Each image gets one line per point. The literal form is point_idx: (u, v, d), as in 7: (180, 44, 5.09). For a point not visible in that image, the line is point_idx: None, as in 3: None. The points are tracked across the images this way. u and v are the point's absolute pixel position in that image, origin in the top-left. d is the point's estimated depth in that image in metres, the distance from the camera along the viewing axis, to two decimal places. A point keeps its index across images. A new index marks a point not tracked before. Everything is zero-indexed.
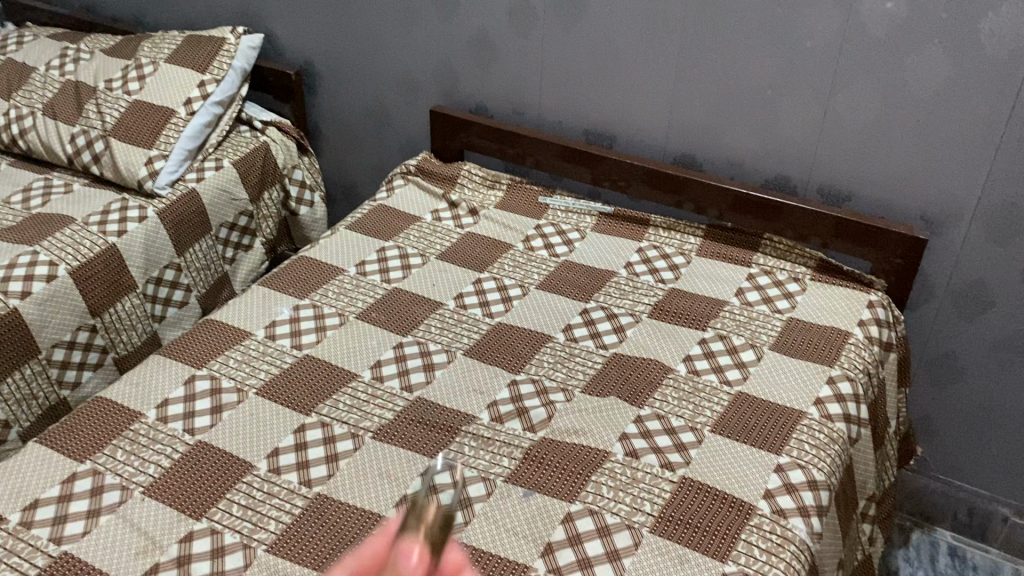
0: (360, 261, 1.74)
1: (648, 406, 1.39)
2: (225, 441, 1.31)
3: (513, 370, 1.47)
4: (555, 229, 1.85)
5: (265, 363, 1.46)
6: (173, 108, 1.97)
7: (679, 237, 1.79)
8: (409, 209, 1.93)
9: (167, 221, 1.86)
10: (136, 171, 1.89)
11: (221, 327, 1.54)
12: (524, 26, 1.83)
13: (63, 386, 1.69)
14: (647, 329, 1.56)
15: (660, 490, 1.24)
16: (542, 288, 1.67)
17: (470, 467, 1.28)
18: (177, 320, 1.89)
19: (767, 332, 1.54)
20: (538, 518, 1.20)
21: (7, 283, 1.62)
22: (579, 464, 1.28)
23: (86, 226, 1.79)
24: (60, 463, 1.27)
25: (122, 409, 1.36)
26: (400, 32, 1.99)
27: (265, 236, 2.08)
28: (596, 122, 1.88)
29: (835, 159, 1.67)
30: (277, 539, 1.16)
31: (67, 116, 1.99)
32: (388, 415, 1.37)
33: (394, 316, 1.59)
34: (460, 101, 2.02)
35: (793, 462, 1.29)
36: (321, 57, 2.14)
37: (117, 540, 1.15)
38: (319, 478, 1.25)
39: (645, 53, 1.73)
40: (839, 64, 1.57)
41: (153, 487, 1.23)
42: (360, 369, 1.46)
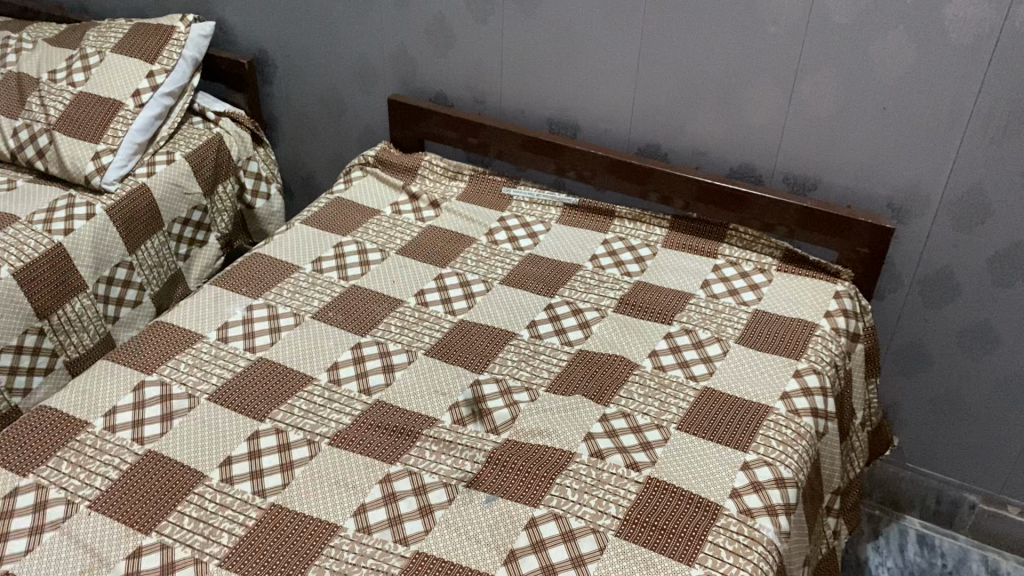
0: (317, 257, 1.69)
1: (613, 405, 1.36)
2: (176, 450, 1.26)
3: (477, 370, 1.43)
4: (519, 221, 1.81)
5: (218, 366, 1.41)
6: (121, 100, 1.89)
7: (645, 229, 1.76)
8: (368, 202, 1.88)
9: (116, 217, 1.79)
10: (82, 166, 1.82)
11: (172, 330, 1.49)
12: (482, 11, 1.78)
13: (12, 393, 1.64)
14: (612, 324, 1.53)
15: (625, 491, 1.21)
16: (506, 283, 1.63)
17: (431, 472, 1.25)
18: (130, 320, 1.83)
19: (733, 325, 1.52)
20: (502, 524, 1.17)
21: None
22: (542, 466, 1.25)
23: (30, 225, 1.72)
24: (2, 477, 1.21)
25: (67, 418, 1.31)
26: (356, 18, 1.93)
27: (220, 230, 2.01)
28: (558, 111, 1.84)
29: (801, 147, 1.64)
30: (230, 553, 1.12)
31: (9, 109, 1.91)
32: (346, 419, 1.33)
33: (352, 314, 1.54)
34: (420, 90, 1.96)
35: (759, 459, 1.27)
36: (275, 45, 2.08)
37: (61, 559, 1.11)
38: (273, 487, 1.21)
39: (607, 39, 1.69)
40: (803, 50, 1.54)
41: (99, 500, 1.18)
42: (317, 372, 1.41)
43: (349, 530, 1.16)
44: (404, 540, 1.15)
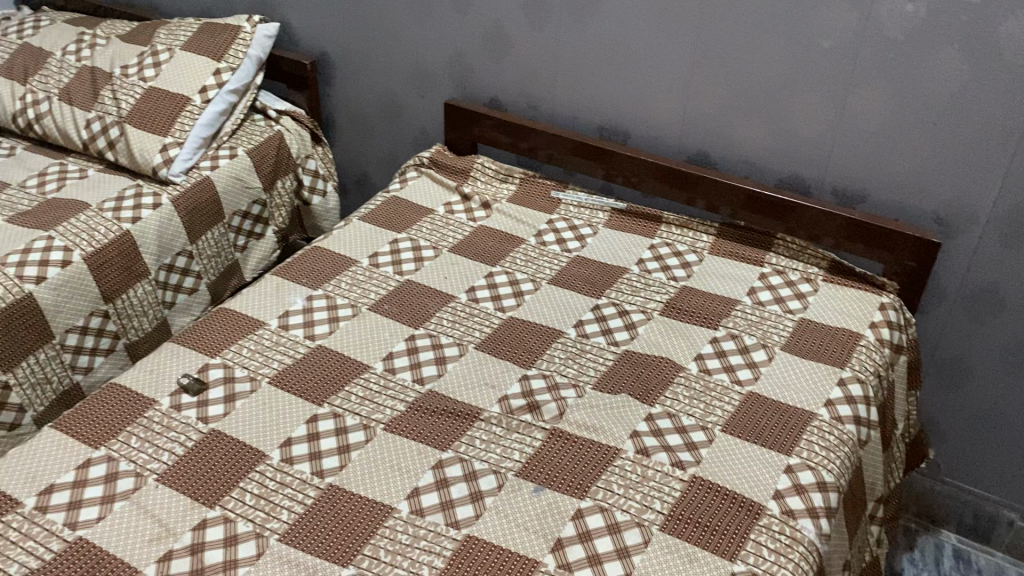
0: (373, 252, 1.74)
1: (659, 404, 1.39)
2: (239, 429, 1.32)
3: (525, 366, 1.47)
4: (567, 224, 1.85)
5: (279, 353, 1.47)
6: (189, 96, 1.97)
7: (692, 235, 1.79)
8: (422, 201, 1.93)
9: (181, 208, 1.86)
10: (150, 158, 1.89)
11: (234, 317, 1.55)
12: (539, 19, 1.82)
13: (75, 371, 1.71)
14: (659, 327, 1.56)
15: (670, 488, 1.25)
16: (555, 283, 1.67)
17: (480, 460, 1.29)
18: (186, 307, 1.90)
19: (778, 332, 1.55)
20: (549, 513, 1.21)
21: (22, 267, 1.63)
22: (589, 459, 1.29)
23: (100, 212, 1.79)
24: (75, 449, 1.28)
25: (136, 396, 1.37)
26: (416, 23, 1.98)
27: (277, 225, 2.09)
28: (610, 118, 1.88)
29: (850, 160, 1.67)
30: (290, 529, 1.17)
31: (83, 102, 2.00)
32: (400, 406, 1.38)
33: (405, 308, 1.59)
34: (475, 94, 2.01)
35: (802, 463, 1.29)
36: (336, 47, 2.14)
37: (130, 527, 1.17)
38: (331, 469, 1.26)
39: (660, 49, 1.73)
40: (856, 65, 1.56)
41: (167, 474, 1.24)
42: (372, 361, 1.47)
43: (403, 512, 1.20)
44: (455, 524, 1.19)
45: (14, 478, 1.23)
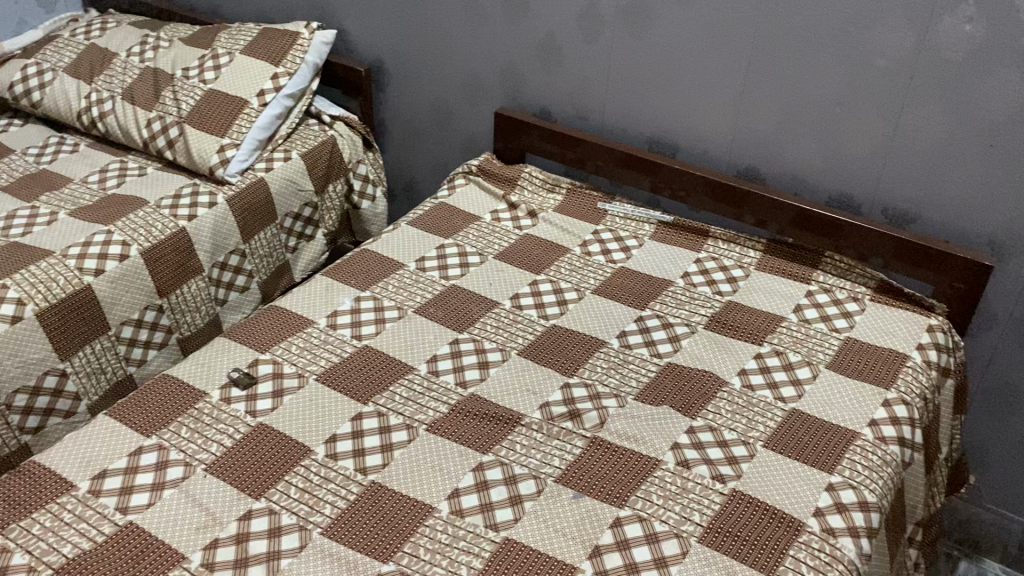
0: (420, 256, 1.77)
1: (701, 418, 1.39)
2: (285, 425, 1.35)
3: (567, 374, 1.48)
4: (613, 235, 1.86)
5: (326, 352, 1.50)
6: (246, 99, 2.02)
7: (739, 250, 1.79)
8: (469, 208, 1.95)
9: (236, 208, 1.91)
10: (208, 158, 1.94)
11: (284, 315, 1.59)
12: (592, 32, 1.84)
13: (129, 362, 1.75)
14: (702, 340, 1.56)
15: (710, 501, 1.25)
16: (599, 293, 1.68)
17: (521, 464, 1.30)
18: (238, 304, 1.94)
19: (824, 350, 1.54)
20: (587, 520, 1.21)
21: (83, 260, 1.68)
22: (629, 469, 1.30)
23: (158, 209, 1.84)
24: (128, 436, 1.32)
25: (187, 388, 1.41)
26: (470, 33, 2.01)
27: (327, 227, 2.13)
28: (660, 131, 1.88)
29: (902, 179, 1.66)
30: (333, 523, 1.20)
31: (145, 102, 2.06)
32: (443, 408, 1.40)
33: (451, 312, 1.61)
34: (525, 104, 2.04)
35: (844, 482, 1.28)
36: (390, 55, 2.18)
37: (179, 514, 1.20)
38: (374, 466, 1.29)
39: (712, 64, 1.74)
40: (911, 84, 1.55)
41: (215, 465, 1.28)
42: (417, 363, 1.49)
43: (443, 512, 1.22)
44: (495, 526, 1.20)
45: (70, 463, 1.27)
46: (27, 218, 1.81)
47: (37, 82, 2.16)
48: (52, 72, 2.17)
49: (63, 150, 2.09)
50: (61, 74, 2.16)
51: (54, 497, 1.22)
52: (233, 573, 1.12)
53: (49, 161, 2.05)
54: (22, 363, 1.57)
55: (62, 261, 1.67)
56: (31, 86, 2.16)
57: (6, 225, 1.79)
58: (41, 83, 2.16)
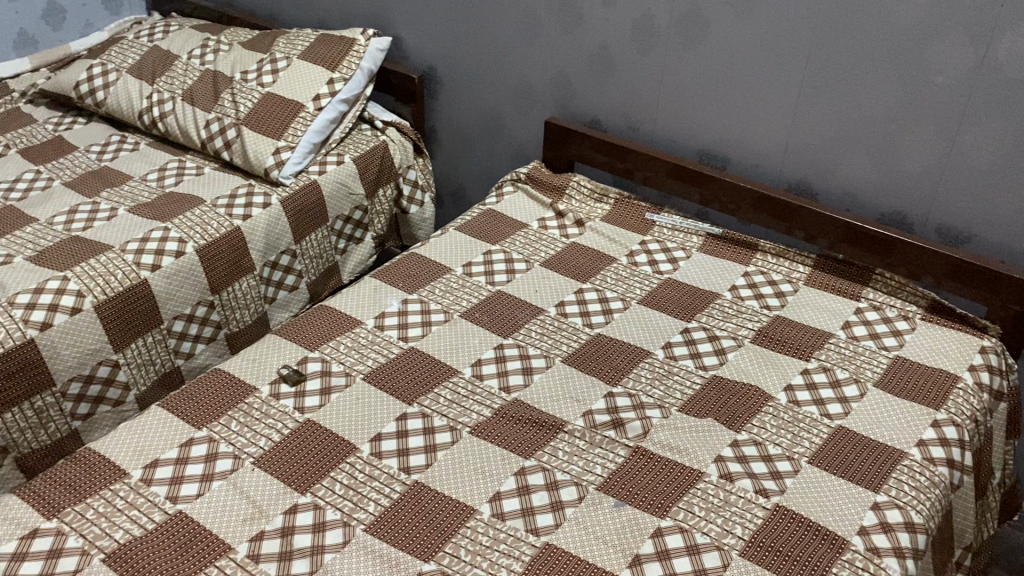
0: (467, 262, 1.79)
1: (746, 432, 1.38)
2: (332, 422, 1.37)
3: (611, 383, 1.48)
4: (660, 246, 1.85)
5: (373, 352, 1.52)
6: (302, 103, 2.06)
7: (788, 265, 1.78)
8: (517, 215, 1.97)
9: (289, 209, 1.95)
10: (263, 160, 1.98)
11: (332, 315, 1.61)
12: (646, 43, 1.84)
13: (178, 355, 1.79)
14: (748, 354, 1.55)
15: (752, 515, 1.24)
16: (645, 303, 1.68)
17: (563, 471, 1.30)
18: (285, 303, 1.98)
19: (872, 368, 1.52)
20: (628, 529, 1.21)
21: (140, 255, 1.73)
22: (671, 480, 1.29)
23: (214, 207, 1.88)
24: (181, 427, 1.35)
25: (238, 382, 1.44)
26: (523, 42, 2.03)
27: (376, 231, 2.17)
28: (711, 143, 1.88)
29: (957, 198, 1.63)
30: (376, 521, 1.21)
31: (204, 103, 2.11)
32: (487, 412, 1.41)
33: (496, 318, 1.63)
34: (575, 113, 2.05)
35: (890, 502, 1.27)
36: (443, 63, 2.21)
37: (227, 505, 1.22)
38: (417, 466, 1.30)
39: (766, 77, 1.73)
40: (968, 102, 1.53)
41: (263, 459, 1.30)
42: (461, 366, 1.50)
43: (484, 514, 1.23)
44: (535, 530, 1.21)
45: (123, 451, 1.31)
46: (88, 213, 1.86)
47: (101, 82, 2.22)
48: (116, 72, 2.23)
49: (124, 149, 2.15)
50: (124, 74, 2.22)
51: (107, 484, 1.25)
52: (277, 565, 1.14)
53: (110, 158, 2.11)
54: (79, 353, 1.62)
55: (120, 255, 1.72)
56: (96, 85, 2.22)
57: (68, 219, 1.84)
58: (105, 83, 2.22)
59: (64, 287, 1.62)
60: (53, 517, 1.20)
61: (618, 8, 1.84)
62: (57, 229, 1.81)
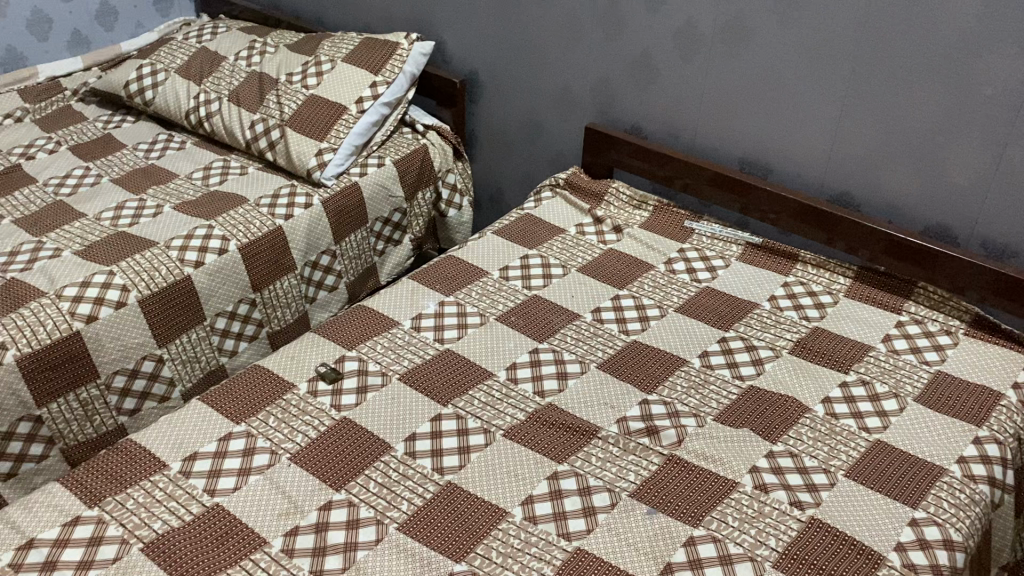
0: (504, 266, 1.79)
1: (782, 443, 1.37)
2: (368, 421, 1.38)
3: (646, 390, 1.48)
4: (699, 254, 1.84)
5: (409, 353, 1.54)
6: (345, 105, 2.08)
7: (828, 276, 1.76)
8: (555, 220, 1.97)
9: (330, 210, 1.97)
10: (306, 161, 2.01)
11: (370, 315, 1.63)
12: (689, 50, 1.84)
13: (222, 353, 1.82)
14: (786, 365, 1.54)
15: (787, 526, 1.23)
16: (682, 311, 1.67)
17: (595, 476, 1.30)
18: (326, 303, 2.01)
19: (912, 383, 1.50)
20: (661, 537, 1.21)
21: (184, 252, 1.76)
22: (705, 489, 1.28)
23: (257, 207, 1.91)
24: (220, 422, 1.37)
25: (276, 379, 1.46)
26: (565, 48, 2.03)
27: (414, 233, 2.19)
28: (752, 151, 1.87)
29: (1004, 212, 1.60)
30: (409, 520, 1.22)
31: (249, 104, 2.14)
32: (521, 415, 1.41)
33: (532, 322, 1.63)
34: (616, 120, 2.05)
35: (928, 518, 1.25)
36: (485, 68, 2.22)
37: (264, 500, 1.24)
38: (451, 467, 1.31)
39: (810, 86, 1.72)
40: (1018, 115, 1.51)
41: (299, 455, 1.32)
42: (496, 369, 1.51)
43: (516, 517, 1.23)
44: (567, 535, 1.21)
45: (163, 443, 1.33)
46: (135, 210, 1.90)
47: (150, 82, 2.27)
48: (165, 72, 2.27)
49: (170, 147, 2.19)
50: (173, 75, 2.26)
51: (148, 475, 1.28)
52: (311, 561, 1.16)
53: (157, 157, 2.15)
54: (123, 346, 1.65)
55: (165, 252, 1.75)
56: (145, 85, 2.26)
57: (115, 215, 1.88)
58: (154, 82, 2.26)
59: (110, 282, 1.66)
60: (95, 506, 1.23)
61: (661, 15, 1.84)
62: (104, 224, 1.85)
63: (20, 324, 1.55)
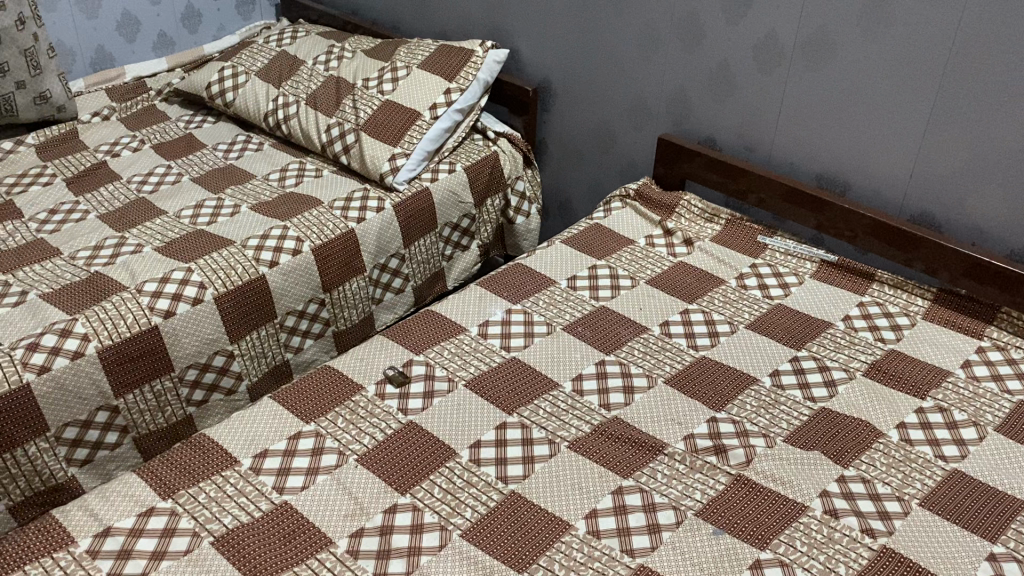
0: (571, 275, 1.79)
1: (853, 468, 1.34)
2: (433, 426, 1.39)
3: (714, 408, 1.45)
4: (771, 270, 1.81)
5: (475, 359, 1.54)
6: (419, 111, 2.11)
7: (905, 298, 1.71)
8: (624, 231, 1.96)
9: (401, 214, 1.99)
10: (379, 165, 2.03)
11: (438, 320, 1.64)
12: (769, 63, 1.81)
13: (289, 350, 1.86)
14: (859, 388, 1.50)
15: (857, 555, 1.19)
16: (752, 328, 1.64)
17: (661, 493, 1.29)
18: (391, 305, 2.04)
19: (993, 412, 1.44)
20: (726, 558, 1.19)
21: (260, 251, 1.80)
22: (773, 512, 1.26)
23: (330, 209, 1.95)
24: (290, 420, 1.40)
25: (344, 381, 1.48)
26: (641, 58, 2.02)
27: (481, 239, 2.20)
28: (830, 167, 1.83)
29: None
30: (472, 527, 1.23)
31: (326, 108, 2.18)
32: (586, 427, 1.40)
33: (600, 333, 1.62)
34: (690, 131, 2.03)
35: (1008, 554, 1.20)
36: (558, 76, 2.22)
37: (331, 500, 1.26)
38: (515, 476, 1.31)
39: (894, 101, 1.67)
40: None
41: (366, 457, 1.33)
42: (562, 380, 1.50)
43: (579, 531, 1.23)
44: (631, 551, 1.20)
45: (235, 440, 1.36)
46: (213, 209, 1.95)
47: (231, 84, 2.32)
48: (245, 75, 2.33)
49: (249, 148, 2.24)
50: (253, 77, 2.31)
51: (219, 470, 1.31)
52: (375, 563, 1.17)
53: (236, 157, 2.21)
54: (197, 342, 1.69)
55: (241, 251, 1.79)
56: (226, 86, 2.32)
57: (194, 213, 1.93)
58: (235, 84, 2.31)
59: (188, 279, 1.70)
60: (168, 498, 1.26)
61: (741, 27, 1.81)
62: (184, 222, 1.90)
63: (102, 316, 1.60)
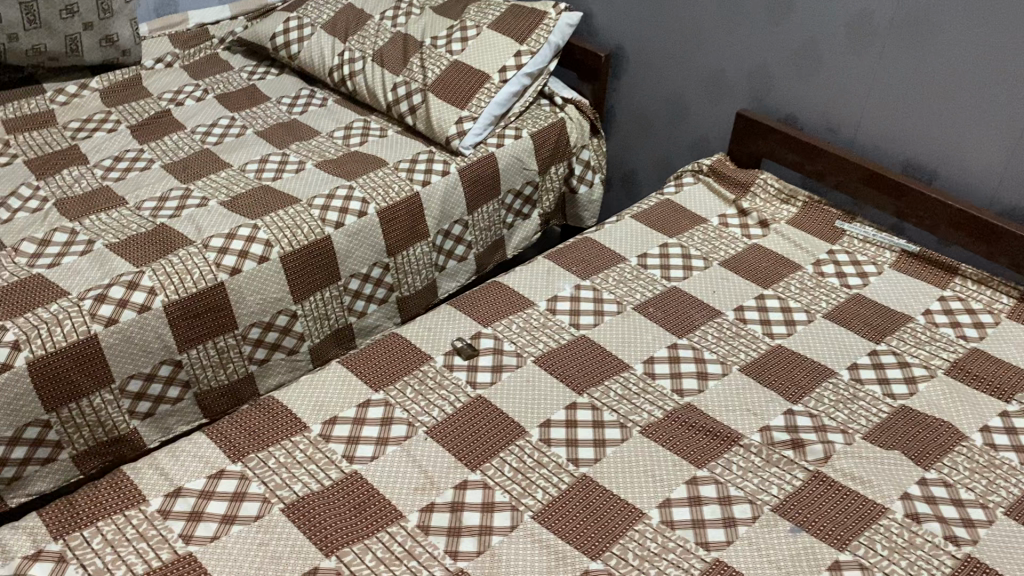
0: (642, 252, 1.74)
1: (935, 471, 1.29)
2: (504, 403, 1.37)
3: (791, 400, 1.41)
4: (849, 258, 1.75)
5: (545, 336, 1.51)
6: (488, 74, 2.05)
7: (989, 294, 1.65)
8: (696, 209, 1.90)
9: (466, 179, 1.95)
10: (446, 128, 1.99)
11: (507, 292, 1.61)
12: (861, 42, 1.73)
13: (351, 313, 1.84)
14: (940, 386, 1.45)
15: (940, 562, 1.16)
16: (830, 318, 1.59)
17: (736, 486, 1.26)
18: (454, 272, 2.01)
19: None
20: (805, 557, 1.16)
21: (326, 211, 1.77)
22: (853, 513, 1.22)
23: (396, 171, 1.91)
24: (359, 388, 1.38)
25: (413, 350, 1.46)
26: (722, 30, 1.95)
27: (544, 207, 2.16)
28: (917, 154, 1.76)
29: None
30: (544, 509, 1.20)
31: (393, 66, 2.13)
32: (658, 413, 1.37)
33: (671, 315, 1.58)
34: (769, 108, 1.96)
35: None
36: (633, 44, 2.15)
37: (401, 472, 1.24)
38: (587, 459, 1.28)
39: (994, 90, 1.59)
40: None
41: (435, 430, 1.31)
42: (632, 362, 1.47)
43: (653, 520, 1.20)
44: (706, 545, 1.17)
45: (305, 405, 1.34)
46: (278, 164, 1.92)
47: (296, 36, 2.27)
48: (311, 27, 2.27)
49: (313, 103, 2.20)
50: (319, 30, 2.26)
51: (289, 434, 1.29)
52: (446, 541, 1.15)
53: (300, 112, 2.17)
54: (262, 301, 1.67)
55: (307, 210, 1.76)
56: (291, 39, 2.27)
57: (260, 167, 1.91)
58: (300, 36, 2.27)
59: (254, 236, 1.68)
60: (238, 461, 1.25)
61: (835, 3, 1.74)
62: (249, 177, 1.88)
63: (169, 270, 1.59)
